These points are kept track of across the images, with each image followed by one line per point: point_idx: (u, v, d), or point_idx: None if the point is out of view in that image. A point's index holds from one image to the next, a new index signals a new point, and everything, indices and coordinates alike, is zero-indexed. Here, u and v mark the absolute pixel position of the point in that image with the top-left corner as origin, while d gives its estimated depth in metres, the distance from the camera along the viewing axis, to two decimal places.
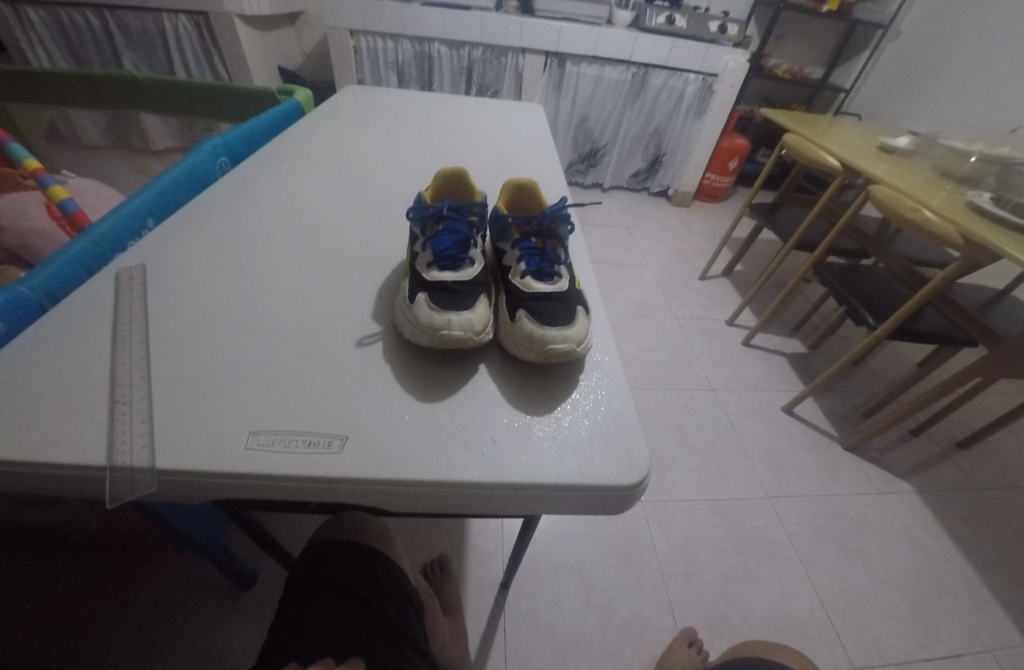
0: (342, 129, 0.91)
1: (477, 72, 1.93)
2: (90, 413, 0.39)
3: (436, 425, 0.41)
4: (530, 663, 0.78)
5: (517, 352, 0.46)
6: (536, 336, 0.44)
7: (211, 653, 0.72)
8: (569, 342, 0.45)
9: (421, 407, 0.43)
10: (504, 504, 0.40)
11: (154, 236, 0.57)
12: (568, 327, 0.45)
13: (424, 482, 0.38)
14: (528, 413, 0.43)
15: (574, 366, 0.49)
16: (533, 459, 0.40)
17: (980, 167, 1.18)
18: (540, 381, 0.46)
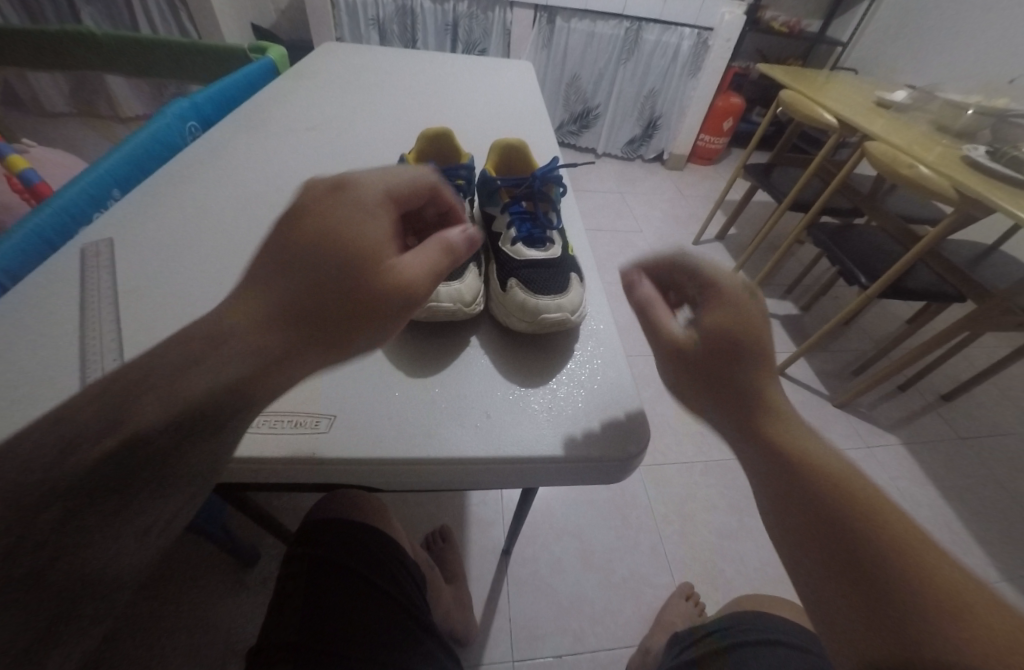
0: (323, 89, 0.87)
1: (463, 28, 1.84)
2: (59, 398, 0.38)
3: (428, 400, 0.41)
4: (534, 620, 0.82)
5: (508, 323, 0.46)
6: (528, 306, 0.44)
7: (219, 622, 0.75)
8: (563, 311, 0.44)
9: (417, 381, 0.43)
10: (499, 479, 0.39)
11: (121, 210, 0.54)
12: (561, 296, 0.45)
13: (418, 460, 0.37)
14: (523, 385, 0.43)
15: (568, 336, 0.48)
16: (528, 432, 0.39)
17: (977, 120, 1.17)
18: (532, 353, 0.46)
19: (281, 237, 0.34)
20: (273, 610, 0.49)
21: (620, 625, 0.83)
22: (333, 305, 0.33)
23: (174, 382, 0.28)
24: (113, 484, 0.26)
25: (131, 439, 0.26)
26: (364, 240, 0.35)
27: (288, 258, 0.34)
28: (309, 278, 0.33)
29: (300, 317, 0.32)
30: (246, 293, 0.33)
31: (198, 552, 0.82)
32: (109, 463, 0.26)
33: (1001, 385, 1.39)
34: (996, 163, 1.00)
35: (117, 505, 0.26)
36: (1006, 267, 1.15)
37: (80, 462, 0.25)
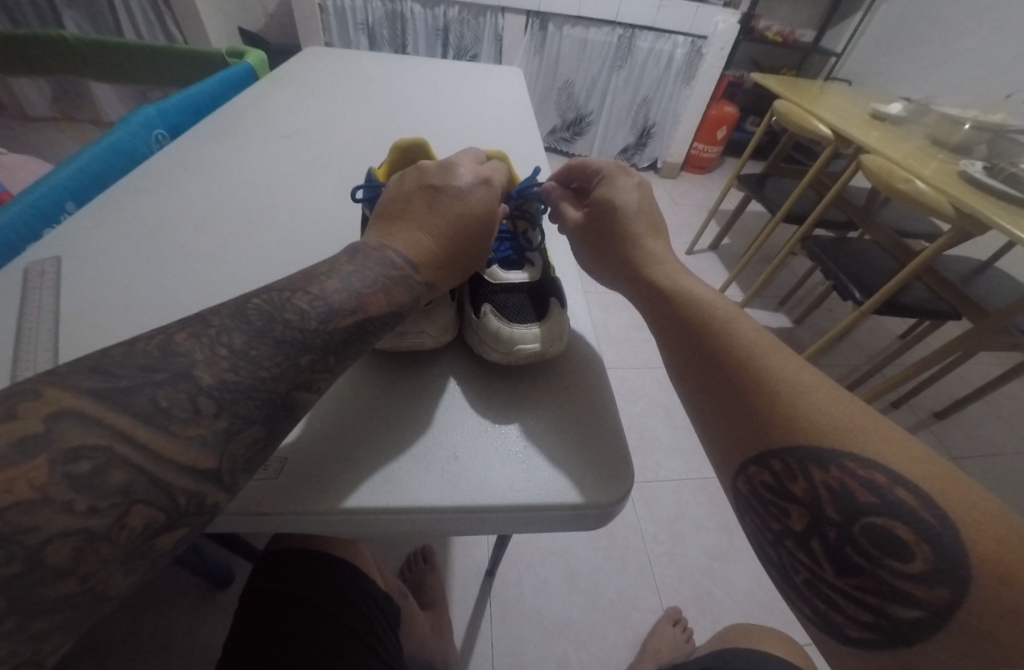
0: (303, 94, 0.84)
1: (454, 33, 1.81)
2: None
3: (393, 438, 0.38)
4: (519, 647, 0.78)
5: (482, 351, 0.43)
6: (503, 335, 0.41)
7: (180, 648, 0.70)
8: (540, 341, 0.41)
9: (384, 415, 0.39)
10: (470, 526, 0.36)
11: (72, 226, 0.50)
12: (538, 325, 0.42)
13: (380, 509, 0.34)
14: (497, 421, 0.40)
15: (547, 364, 0.46)
16: (502, 476, 0.36)
17: (973, 135, 1.15)
18: (509, 385, 0.43)
19: (415, 196, 0.42)
20: (227, 650, 0.46)
21: (606, 651, 0.79)
22: (465, 262, 0.42)
23: (372, 304, 0.34)
24: (300, 382, 0.30)
25: (331, 348, 0.32)
26: (491, 217, 0.43)
27: (434, 214, 0.41)
28: (459, 238, 0.41)
29: (450, 263, 0.40)
30: (413, 238, 0.39)
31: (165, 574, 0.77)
32: (309, 363, 0.30)
33: (992, 400, 1.38)
34: (993, 179, 0.99)
35: (303, 402, 0.30)
36: (1000, 282, 1.13)
37: (290, 356, 0.30)
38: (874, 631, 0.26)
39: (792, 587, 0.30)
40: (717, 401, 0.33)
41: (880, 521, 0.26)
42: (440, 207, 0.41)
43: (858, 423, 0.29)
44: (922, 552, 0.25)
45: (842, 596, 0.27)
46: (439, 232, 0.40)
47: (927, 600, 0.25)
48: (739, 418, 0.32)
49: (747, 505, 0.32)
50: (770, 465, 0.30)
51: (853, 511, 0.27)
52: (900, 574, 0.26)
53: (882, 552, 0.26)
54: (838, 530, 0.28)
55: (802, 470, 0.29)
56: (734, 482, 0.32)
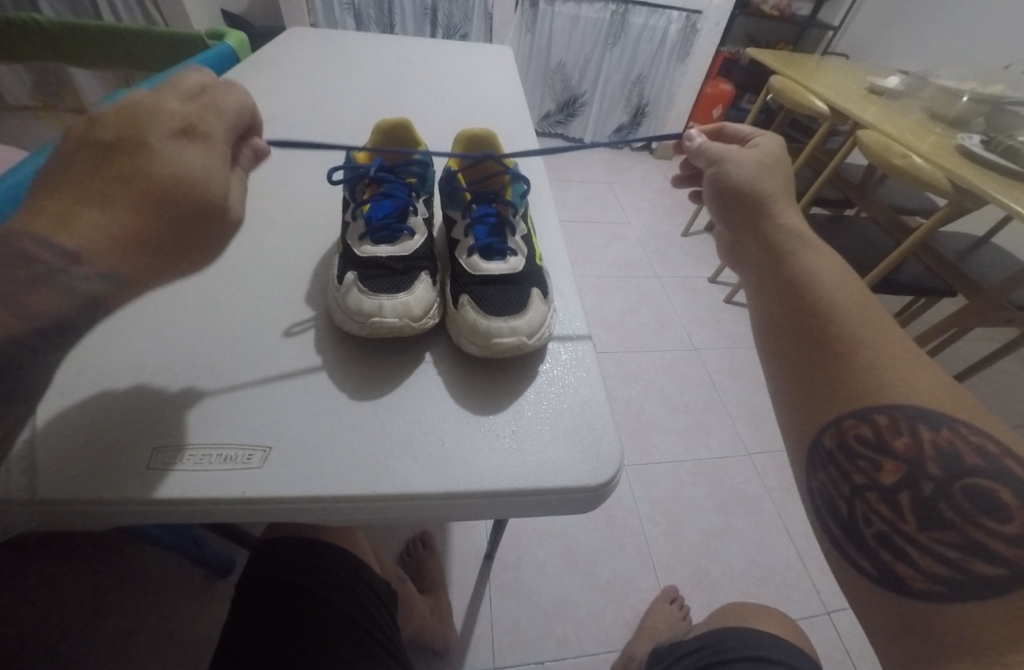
0: (284, 76, 0.82)
1: (442, 12, 1.76)
2: None
3: (438, 418, 0.39)
4: (518, 628, 0.79)
5: (461, 343, 0.42)
6: (479, 327, 0.41)
7: (184, 637, 0.71)
8: (517, 335, 0.41)
9: (338, 401, 0.39)
10: (479, 511, 0.36)
11: None
12: (517, 317, 0.42)
13: (398, 498, 0.34)
14: (487, 411, 0.40)
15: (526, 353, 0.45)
16: (549, 454, 0.37)
17: (971, 108, 1.14)
18: (485, 374, 0.43)
19: (86, 160, 0.29)
20: (225, 640, 0.46)
21: (603, 629, 0.81)
22: (187, 246, 0.31)
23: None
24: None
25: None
26: (211, 175, 0.32)
27: (112, 182, 0.29)
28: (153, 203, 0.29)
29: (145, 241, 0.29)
30: (66, 209, 0.27)
31: (165, 566, 0.77)
32: None
33: (988, 377, 1.38)
34: (990, 152, 0.97)
35: None
36: (997, 258, 1.13)
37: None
38: (946, 584, 0.27)
39: (859, 540, 0.31)
40: (821, 353, 0.35)
41: (983, 482, 0.27)
42: (134, 168, 0.29)
43: (948, 393, 0.31)
44: (1022, 516, 0.26)
45: (920, 548, 0.28)
46: (115, 200, 0.29)
47: (1012, 559, 0.25)
48: (843, 368, 0.33)
49: (829, 460, 0.33)
50: (871, 419, 0.31)
51: (957, 471, 0.28)
52: (992, 534, 0.26)
53: (979, 511, 0.27)
54: (935, 485, 0.28)
55: (908, 426, 0.30)
56: (822, 434, 0.34)
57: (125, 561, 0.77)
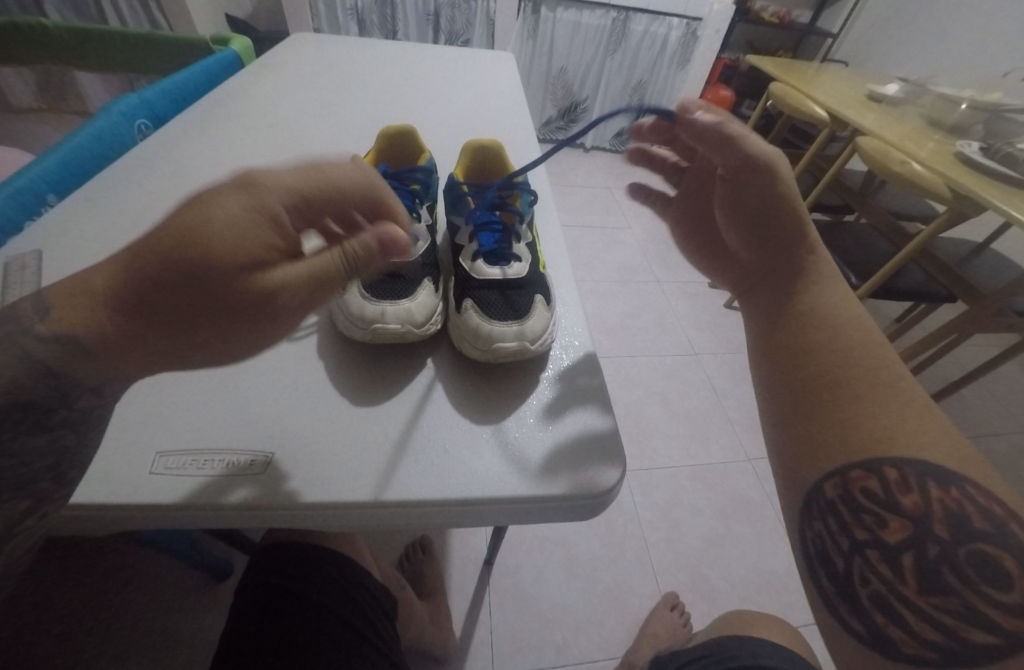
0: (288, 82, 0.82)
1: (445, 18, 1.78)
2: None
3: (428, 427, 0.38)
4: (518, 635, 0.79)
5: (462, 348, 0.43)
6: (482, 331, 0.41)
7: (183, 640, 0.71)
8: (520, 340, 0.41)
9: (340, 411, 0.38)
10: (482, 519, 0.36)
11: (55, 219, 0.49)
12: (520, 323, 0.42)
13: (402, 503, 0.34)
14: (489, 419, 0.39)
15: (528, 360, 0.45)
16: (548, 462, 0.37)
17: (970, 115, 1.14)
18: (488, 381, 0.43)
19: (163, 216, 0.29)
20: (225, 642, 0.46)
21: (603, 637, 0.80)
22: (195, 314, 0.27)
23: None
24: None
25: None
26: (217, 232, 0.26)
27: (137, 245, 0.27)
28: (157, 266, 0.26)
29: (144, 309, 0.26)
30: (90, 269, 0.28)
31: (164, 569, 0.77)
32: None
33: (988, 383, 1.38)
34: (989, 160, 0.98)
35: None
36: (997, 264, 1.13)
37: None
38: (935, 649, 0.28)
39: (850, 596, 0.32)
40: (839, 398, 0.35)
41: (989, 549, 0.28)
42: (157, 228, 0.26)
43: (943, 448, 0.32)
44: (1023, 586, 0.26)
45: (914, 609, 0.29)
46: (130, 262, 0.26)
47: (1008, 628, 0.26)
48: (845, 415, 0.35)
49: (831, 510, 0.34)
50: (878, 473, 0.32)
51: (964, 535, 0.28)
52: (989, 601, 0.27)
53: (980, 578, 0.27)
54: (940, 548, 0.29)
55: (918, 485, 0.30)
56: (823, 483, 0.34)
57: (123, 561, 0.77)
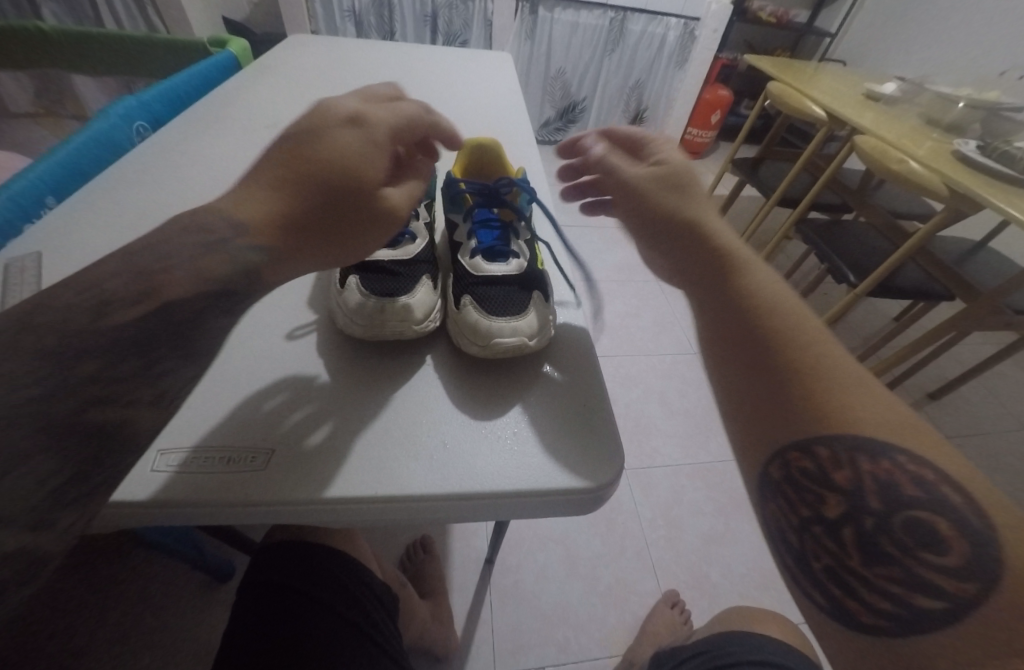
0: (286, 83, 0.82)
1: (444, 19, 1.78)
2: None
3: (430, 425, 0.38)
4: (519, 633, 0.79)
5: (461, 344, 0.43)
6: (481, 327, 0.41)
7: (185, 642, 0.71)
8: (519, 335, 0.41)
9: (338, 409, 0.39)
10: (483, 513, 0.36)
11: (55, 220, 0.49)
12: (518, 318, 0.42)
13: (405, 499, 0.34)
14: (488, 416, 0.40)
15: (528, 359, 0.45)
16: (545, 458, 0.37)
17: (967, 114, 1.15)
18: (489, 378, 0.43)
19: (277, 155, 0.35)
20: (226, 640, 0.46)
21: (604, 634, 0.80)
22: (344, 230, 0.35)
23: (165, 284, 0.27)
24: (96, 397, 0.24)
25: (132, 348, 0.26)
26: (364, 159, 0.35)
27: (290, 174, 0.33)
28: (318, 185, 0.33)
29: (313, 221, 0.33)
30: (232, 196, 0.33)
31: (167, 571, 0.77)
32: (92, 370, 0.24)
33: (987, 381, 1.39)
34: (987, 157, 0.98)
35: (119, 418, 0.25)
36: (995, 262, 1.14)
37: (67, 369, 0.24)
38: (892, 619, 0.27)
39: (808, 574, 0.30)
40: (774, 381, 0.32)
41: (923, 514, 0.27)
42: (310, 159, 0.34)
43: (898, 424, 0.29)
44: (959, 547, 0.26)
45: (865, 583, 0.28)
46: (291, 185, 0.33)
47: (954, 593, 0.25)
48: (800, 400, 0.31)
49: (774, 492, 0.32)
50: (813, 452, 0.30)
51: (897, 503, 0.28)
52: (933, 567, 0.26)
53: (918, 546, 0.27)
54: (875, 520, 0.28)
55: (849, 460, 0.29)
56: (766, 468, 0.32)
57: (128, 561, 0.77)
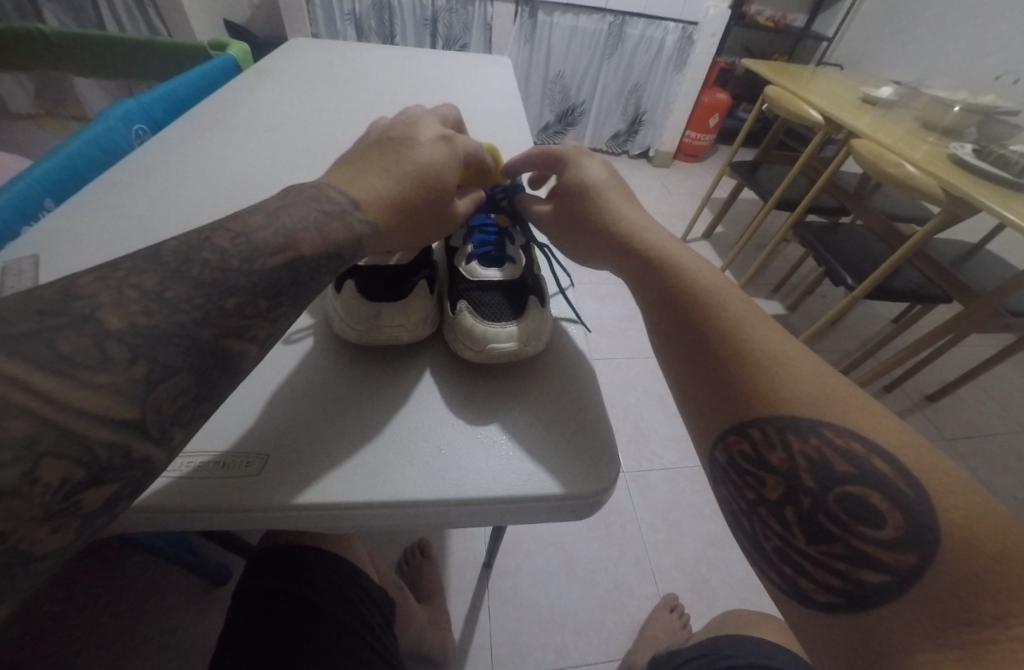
0: (285, 86, 0.83)
1: (443, 23, 1.79)
2: None
3: (427, 426, 0.39)
4: (517, 638, 0.79)
5: (457, 349, 0.43)
6: (476, 332, 0.41)
7: (180, 648, 0.71)
8: (514, 340, 0.41)
9: (337, 413, 0.39)
10: (476, 520, 0.36)
11: (53, 222, 0.49)
12: (514, 324, 0.42)
13: (391, 505, 0.34)
14: (482, 425, 0.39)
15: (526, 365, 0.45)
16: (536, 464, 0.37)
17: (963, 118, 1.16)
18: (489, 386, 0.43)
19: (382, 153, 0.42)
20: (220, 644, 0.46)
21: (603, 639, 0.80)
22: (424, 222, 0.42)
23: (303, 242, 0.32)
24: (231, 328, 0.28)
25: (261, 291, 0.30)
26: (451, 172, 0.43)
27: (395, 168, 0.41)
28: (420, 177, 0.41)
29: (406, 208, 0.40)
30: (347, 178, 0.39)
31: (165, 574, 0.77)
32: (236, 307, 0.28)
33: (984, 383, 1.39)
34: (982, 161, 0.99)
35: (234, 349, 0.28)
36: (991, 264, 1.14)
37: (213, 299, 0.28)
38: (840, 595, 0.27)
39: (762, 555, 0.31)
40: (705, 369, 0.34)
41: (856, 490, 0.27)
42: (413, 162, 0.41)
43: (838, 399, 0.30)
44: (894, 519, 0.26)
45: (812, 562, 0.28)
46: (395, 178, 0.40)
47: (895, 565, 0.25)
48: (737, 387, 0.32)
49: (724, 475, 0.33)
50: (748, 434, 0.31)
51: (829, 480, 0.28)
52: (870, 542, 0.26)
53: (854, 520, 0.27)
54: (812, 499, 0.28)
55: (779, 440, 0.30)
56: (713, 451, 0.33)
57: (124, 566, 0.77)
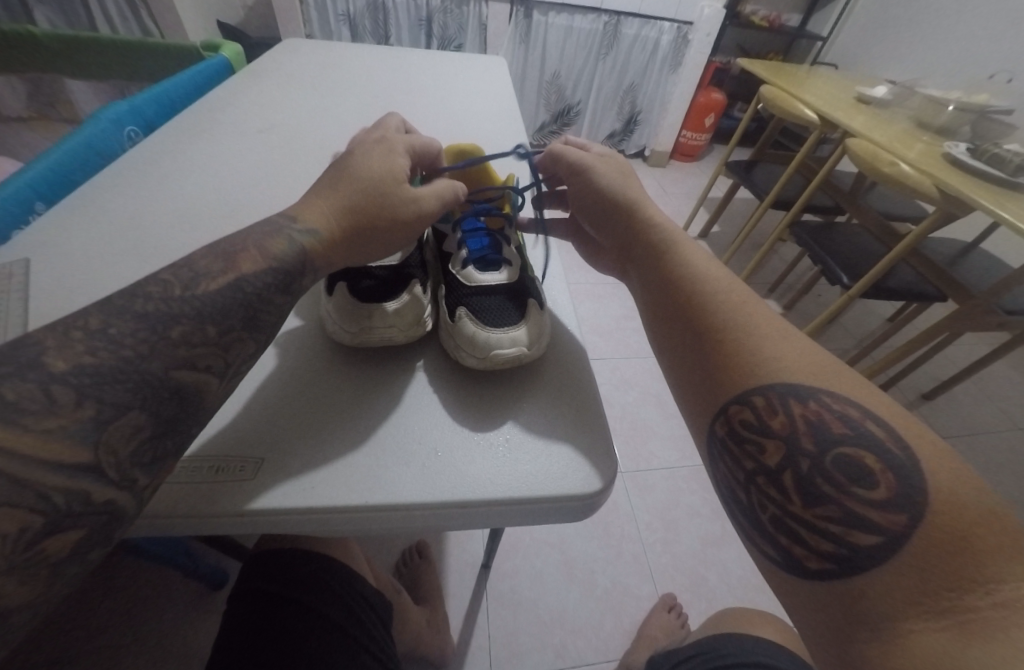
0: (279, 87, 0.82)
1: (438, 23, 1.78)
2: None
3: (429, 423, 0.39)
4: (516, 639, 0.78)
5: (459, 356, 0.42)
6: (478, 340, 0.41)
7: (179, 652, 0.70)
8: (517, 346, 0.41)
9: (339, 406, 0.39)
10: (466, 523, 0.36)
11: (42, 226, 0.49)
12: (515, 329, 0.42)
13: (387, 507, 0.33)
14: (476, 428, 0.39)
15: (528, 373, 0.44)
16: (523, 468, 0.36)
17: (957, 117, 1.16)
18: (491, 394, 0.42)
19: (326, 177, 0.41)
20: (218, 650, 0.45)
21: (603, 639, 0.80)
22: (380, 217, 0.39)
23: (244, 261, 0.33)
24: (183, 359, 0.28)
25: (209, 318, 0.30)
26: (393, 166, 0.41)
27: (336, 188, 0.39)
28: (367, 182, 0.39)
29: (355, 216, 0.38)
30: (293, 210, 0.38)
31: (162, 578, 0.76)
32: (183, 336, 0.28)
33: (979, 380, 1.40)
34: (976, 160, 0.99)
35: (191, 382, 0.28)
36: (986, 263, 1.15)
37: (158, 331, 0.28)
38: (834, 560, 0.27)
39: (757, 525, 0.31)
40: (701, 338, 0.34)
41: (851, 450, 0.28)
42: (350, 173, 0.40)
43: (827, 370, 0.31)
44: (886, 479, 0.27)
45: (808, 527, 0.28)
46: (336, 195, 0.39)
47: (887, 526, 0.26)
48: (731, 354, 0.33)
49: (722, 448, 0.33)
50: (750, 402, 0.31)
51: (828, 442, 0.28)
52: (863, 502, 0.27)
53: (850, 481, 0.27)
54: (810, 461, 0.29)
55: (782, 404, 0.30)
56: (712, 425, 0.33)
57: (120, 571, 0.76)
